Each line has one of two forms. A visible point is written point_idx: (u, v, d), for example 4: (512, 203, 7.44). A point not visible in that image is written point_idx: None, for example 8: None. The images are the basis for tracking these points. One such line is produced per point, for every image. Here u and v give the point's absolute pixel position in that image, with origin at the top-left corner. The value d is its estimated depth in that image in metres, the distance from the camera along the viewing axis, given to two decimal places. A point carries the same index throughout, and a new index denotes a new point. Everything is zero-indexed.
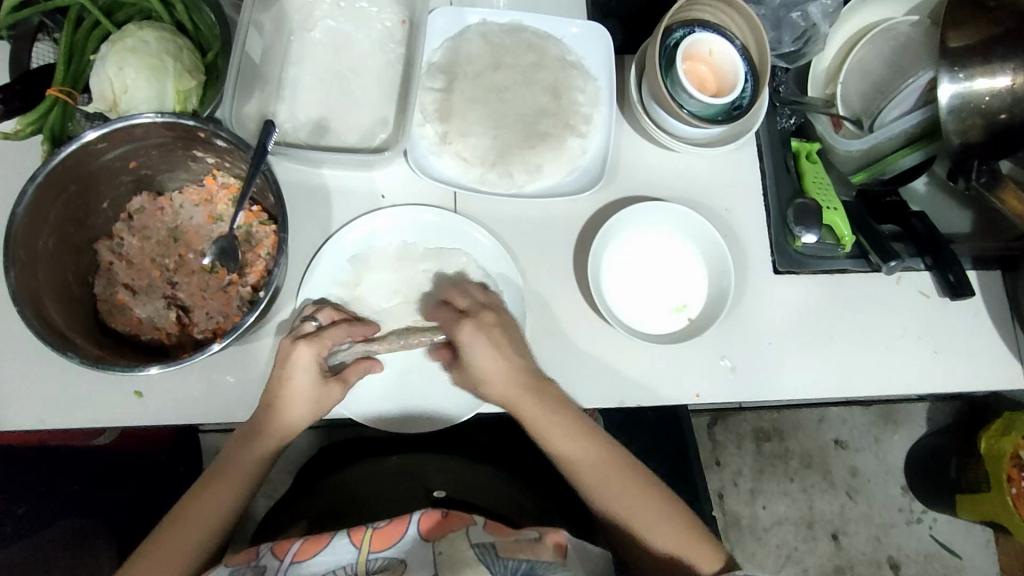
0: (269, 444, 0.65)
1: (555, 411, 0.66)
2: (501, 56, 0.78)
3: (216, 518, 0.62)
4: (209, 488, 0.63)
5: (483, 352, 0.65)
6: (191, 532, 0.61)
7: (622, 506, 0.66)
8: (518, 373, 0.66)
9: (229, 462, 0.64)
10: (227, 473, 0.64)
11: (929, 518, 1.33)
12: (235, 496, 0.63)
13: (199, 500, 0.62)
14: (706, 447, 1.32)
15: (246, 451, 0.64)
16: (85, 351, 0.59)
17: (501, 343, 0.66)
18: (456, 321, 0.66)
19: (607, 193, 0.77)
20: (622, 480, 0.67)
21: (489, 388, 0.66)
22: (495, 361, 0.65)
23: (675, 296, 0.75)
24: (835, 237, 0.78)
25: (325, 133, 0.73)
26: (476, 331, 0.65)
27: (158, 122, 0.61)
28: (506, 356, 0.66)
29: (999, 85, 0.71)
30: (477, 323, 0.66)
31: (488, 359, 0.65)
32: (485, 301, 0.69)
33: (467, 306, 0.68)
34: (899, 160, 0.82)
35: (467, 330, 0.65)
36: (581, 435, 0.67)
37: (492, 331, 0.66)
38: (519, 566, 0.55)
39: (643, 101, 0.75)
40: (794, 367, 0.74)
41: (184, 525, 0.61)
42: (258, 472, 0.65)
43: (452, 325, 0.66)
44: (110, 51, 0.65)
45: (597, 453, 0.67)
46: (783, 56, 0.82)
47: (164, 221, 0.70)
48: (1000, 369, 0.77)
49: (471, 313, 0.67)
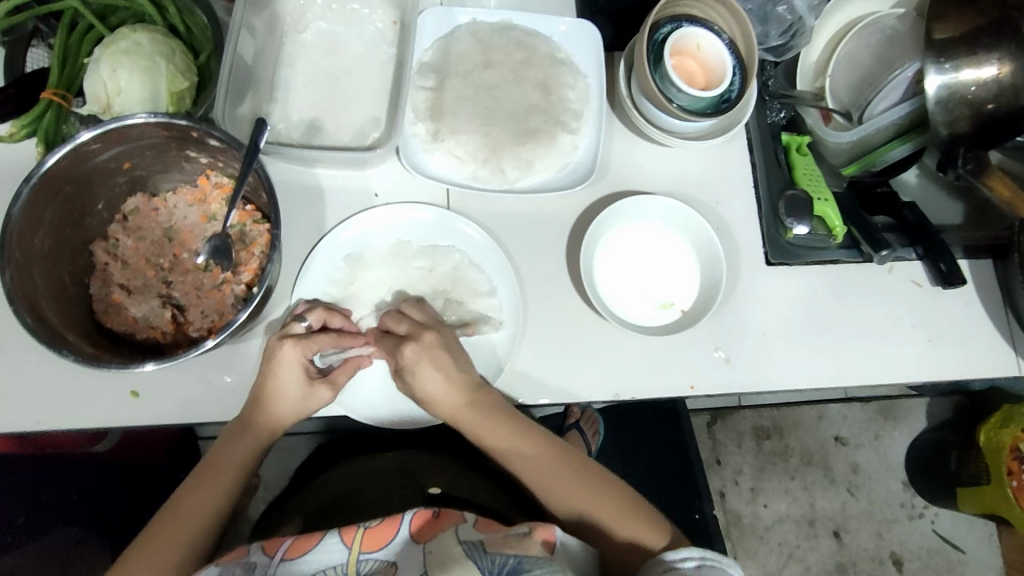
0: (259, 438, 0.65)
1: (491, 414, 0.66)
2: (491, 55, 0.79)
3: (202, 515, 0.62)
4: (204, 481, 0.63)
5: (422, 369, 0.65)
6: (178, 531, 0.60)
7: (574, 499, 0.65)
8: (460, 385, 0.65)
9: (221, 455, 0.64)
10: (222, 462, 0.64)
11: (931, 513, 1.33)
12: (228, 488, 0.64)
13: (187, 497, 0.62)
14: (705, 446, 1.32)
15: (242, 443, 0.65)
16: (79, 349, 0.60)
17: (443, 360, 0.65)
18: (399, 345, 0.66)
19: (600, 189, 0.77)
20: (573, 482, 0.66)
21: (431, 403, 0.66)
22: (437, 374, 0.65)
23: (665, 291, 0.75)
24: (827, 227, 0.78)
25: (317, 133, 0.74)
26: (416, 351, 0.64)
27: (152, 123, 0.61)
28: (444, 372, 0.65)
29: (985, 75, 0.72)
30: (418, 344, 0.65)
31: (427, 373, 0.65)
32: (424, 322, 0.68)
33: (408, 329, 0.67)
34: (888, 152, 0.83)
35: (409, 353, 0.64)
36: (522, 436, 0.66)
37: (436, 352, 0.65)
38: (506, 563, 0.53)
39: (633, 96, 0.76)
40: (789, 358, 0.75)
41: (173, 524, 0.61)
42: (252, 463, 0.65)
43: (394, 350, 0.66)
44: (103, 53, 0.66)
45: (545, 457, 0.67)
46: (771, 49, 0.83)
47: (159, 222, 0.70)
48: (995, 357, 0.77)
49: (414, 336, 0.66)
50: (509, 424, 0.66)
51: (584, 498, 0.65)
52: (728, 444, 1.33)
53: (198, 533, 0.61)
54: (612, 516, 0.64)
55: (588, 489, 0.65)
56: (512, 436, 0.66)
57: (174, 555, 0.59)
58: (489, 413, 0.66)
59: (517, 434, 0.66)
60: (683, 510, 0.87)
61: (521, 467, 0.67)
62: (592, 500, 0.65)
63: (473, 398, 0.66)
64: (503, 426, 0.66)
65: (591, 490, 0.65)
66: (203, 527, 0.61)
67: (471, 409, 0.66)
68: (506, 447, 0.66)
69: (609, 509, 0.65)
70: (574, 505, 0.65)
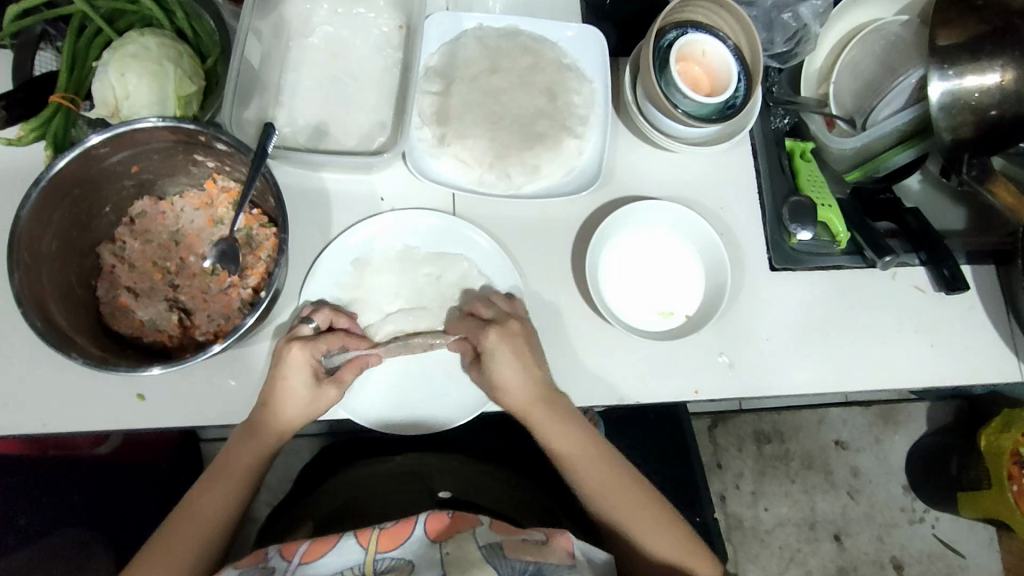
0: (270, 441, 0.65)
1: (562, 417, 0.67)
2: (498, 60, 0.79)
3: (215, 517, 0.62)
4: (218, 481, 0.64)
5: (501, 358, 0.65)
6: (192, 533, 0.61)
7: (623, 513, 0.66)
8: (534, 382, 0.66)
9: (229, 457, 0.64)
10: (232, 466, 0.64)
11: (932, 517, 1.33)
12: (238, 490, 0.64)
13: (201, 497, 0.63)
14: (706, 450, 1.32)
15: (249, 447, 0.64)
16: (87, 352, 0.60)
17: (522, 352, 0.66)
18: (482, 328, 0.67)
19: (605, 193, 0.78)
20: (620, 494, 0.66)
21: (506, 395, 0.66)
22: (516, 369, 0.66)
23: (666, 299, 0.75)
24: (830, 234, 0.79)
25: (323, 137, 0.74)
26: (499, 338, 0.65)
27: (160, 127, 0.61)
28: (524, 364, 0.66)
29: (988, 82, 0.73)
30: (501, 330, 0.66)
31: (504, 364, 0.65)
32: (509, 310, 0.70)
33: (494, 314, 0.69)
34: (890, 159, 0.84)
35: (493, 338, 0.65)
36: (584, 444, 0.68)
37: (517, 340, 0.66)
38: (527, 567, 0.55)
39: (638, 102, 0.76)
40: (794, 363, 0.75)
41: (188, 523, 0.62)
42: (259, 469, 0.65)
43: (478, 333, 0.67)
44: (112, 57, 0.66)
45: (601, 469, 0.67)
46: (776, 56, 0.83)
47: (166, 225, 0.70)
48: (997, 363, 0.78)
49: (498, 322, 0.67)
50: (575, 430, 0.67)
51: (631, 513, 0.66)
52: (729, 448, 1.33)
53: (212, 534, 0.62)
54: (653, 541, 0.65)
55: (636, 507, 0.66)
56: (580, 441, 0.68)
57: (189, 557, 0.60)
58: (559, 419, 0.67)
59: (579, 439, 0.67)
60: (686, 512, 0.85)
61: (581, 472, 0.67)
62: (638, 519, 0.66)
63: (546, 401, 0.67)
64: (567, 430, 0.67)
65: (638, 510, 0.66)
66: (218, 528, 0.62)
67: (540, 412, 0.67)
68: (570, 451, 0.67)
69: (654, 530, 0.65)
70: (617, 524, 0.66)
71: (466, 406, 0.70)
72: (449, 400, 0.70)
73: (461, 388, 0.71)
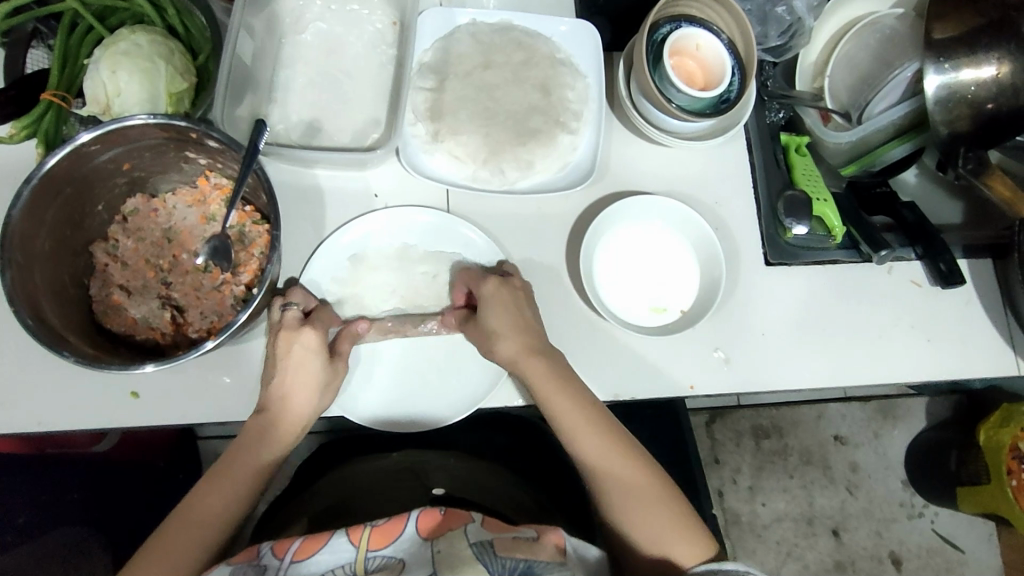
0: (276, 443, 0.65)
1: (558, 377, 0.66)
2: (492, 56, 0.79)
3: (218, 515, 0.61)
4: (221, 481, 0.62)
5: (497, 308, 0.67)
6: (192, 530, 0.60)
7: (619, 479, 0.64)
8: (529, 335, 0.67)
9: (234, 456, 0.64)
10: (239, 467, 0.63)
11: (930, 512, 1.33)
12: (244, 487, 0.63)
13: (203, 496, 0.62)
14: (704, 446, 1.32)
15: (252, 448, 0.63)
16: (79, 349, 0.60)
17: (518, 304, 0.68)
18: (483, 279, 0.69)
19: (599, 189, 0.77)
20: (621, 465, 0.65)
21: (502, 346, 0.67)
22: (512, 319, 0.67)
23: (659, 295, 0.75)
24: (825, 228, 0.78)
25: (317, 134, 0.74)
26: (497, 286, 0.68)
27: (151, 124, 0.61)
28: (520, 313, 0.67)
29: (985, 75, 0.72)
30: (501, 282, 0.68)
31: (501, 316, 0.67)
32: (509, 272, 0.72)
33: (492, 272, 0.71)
34: (887, 152, 0.84)
35: (491, 286, 0.68)
36: (584, 406, 0.66)
37: (515, 291, 0.69)
38: (517, 566, 0.54)
39: (632, 96, 0.76)
40: (789, 358, 0.75)
41: (190, 521, 0.60)
42: (266, 471, 0.64)
43: (477, 283, 0.70)
44: (103, 54, 0.66)
45: (611, 447, 0.65)
46: (770, 50, 0.83)
47: (159, 223, 0.70)
48: (993, 357, 0.77)
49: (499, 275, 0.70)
50: (573, 392, 0.66)
51: (628, 478, 0.64)
52: (727, 443, 1.33)
53: (215, 532, 0.60)
54: (648, 509, 0.63)
55: (632, 476, 0.64)
56: (576, 405, 0.66)
57: (193, 555, 0.58)
58: (565, 391, 0.65)
59: (574, 400, 0.66)
60: None
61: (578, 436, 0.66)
62: (633, 487, 0.64)
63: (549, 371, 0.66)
64: (563, 389, 0.66)
65: (648, 492, 0.64)
66: (221, 526, 0.61)
67: (545, 379, 0.66)
68: (564, 412, 0.65)
69: (648, 499, 0.64)
70: (623, 509, 0.63)
71: (460, 404, 0.70)
72: (443, 397, 0.70)
73: (459, 385, 0.71)
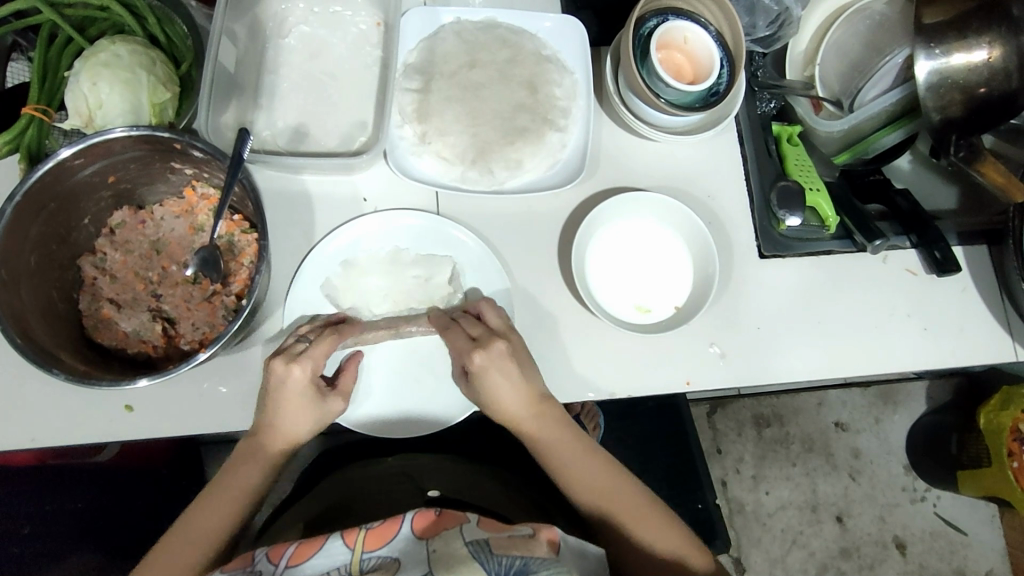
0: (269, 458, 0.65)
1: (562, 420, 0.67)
2: (476, 53, 0.78)
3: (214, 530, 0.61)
4: (218, 496, 0.63)
5: (492, 377, 0.64)
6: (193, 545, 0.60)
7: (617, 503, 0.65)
8: (531, 393, 0.66)
9: (229, 475, 0.64)
10: (236, 481, 0.64)
11: (933, 496, 1.33)
12: (239, 503, 0.63)
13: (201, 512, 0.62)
14: (706, 436, 1.32)
15: (245, 468, 0.64)
16: (71, 367, 0.59)
17: (512, 369, 0.65)
18: (467, 350, 0.65)
19: (590, 186, 0.77)
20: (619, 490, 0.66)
21: (502, 410, 0.66)
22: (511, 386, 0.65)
23: (646, 296, 0.74)
24: (819, 218, 0.78)
25: (304, 138, 0.73)
26: (484, 360, 0.64)
27: (133, 136, 0.60)
28: (516, 381, 0.65)
29: (976, 59, 0.71)
30: (486, 353, 0.64)
31: (500, 387, 0.65)
32: (497, 329, 0.67)
33: (479, 333, 0.66)
34: (880, 139, 0.83)
35: (476, 362, 0.64)
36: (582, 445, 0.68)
37: (504, 363, 0.64)
38: (512, 564, 0.53)
39: (620, 92, 0.75)
40: (787, 349, 0.74)
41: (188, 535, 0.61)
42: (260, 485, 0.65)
43: (463, 353, 0.65)
44: (83, 67, 0.65)
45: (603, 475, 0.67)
46: (758, 40, 0.82)
47: (146, 234, 0.70)
48: (991, 343, 0.77)
49: (483, 343, 0.65)
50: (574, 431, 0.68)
51: (627, 505, 0.65)
52: (729, 433, 1.33)
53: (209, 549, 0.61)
54: (646, 529, 0.64)
55: (626, 500, 0.66)
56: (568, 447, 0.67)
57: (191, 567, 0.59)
58: (560, 421, 0.67)
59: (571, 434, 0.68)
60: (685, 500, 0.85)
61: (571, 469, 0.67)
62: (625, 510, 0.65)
63: (544, 410, 0.67)
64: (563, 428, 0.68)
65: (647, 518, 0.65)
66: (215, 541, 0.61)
67: (544, 422, 0.67)
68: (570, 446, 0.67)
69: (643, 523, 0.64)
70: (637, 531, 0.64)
71: (457, 407, 0.70)
72: (436, 401, 0.70)
73: None
